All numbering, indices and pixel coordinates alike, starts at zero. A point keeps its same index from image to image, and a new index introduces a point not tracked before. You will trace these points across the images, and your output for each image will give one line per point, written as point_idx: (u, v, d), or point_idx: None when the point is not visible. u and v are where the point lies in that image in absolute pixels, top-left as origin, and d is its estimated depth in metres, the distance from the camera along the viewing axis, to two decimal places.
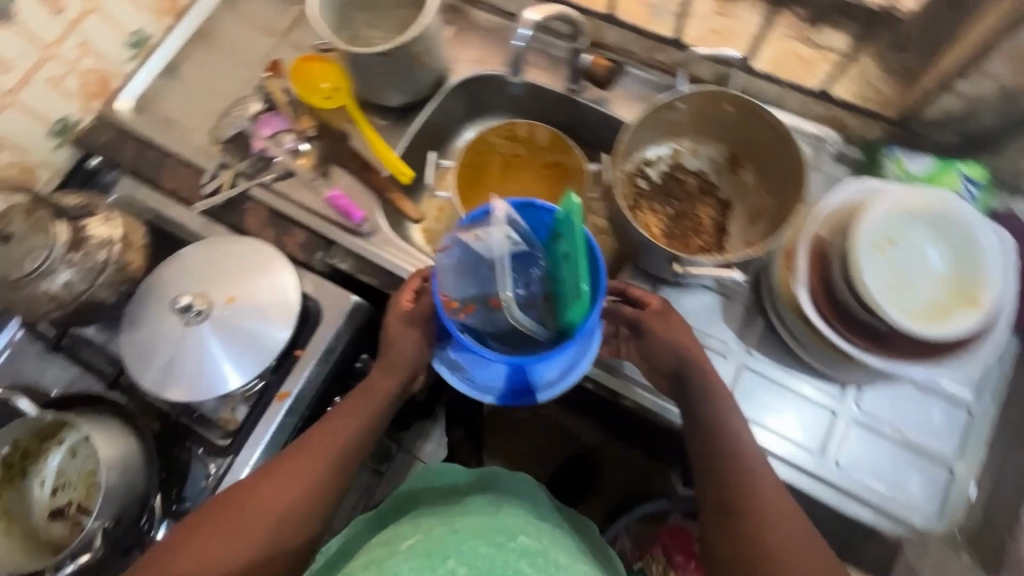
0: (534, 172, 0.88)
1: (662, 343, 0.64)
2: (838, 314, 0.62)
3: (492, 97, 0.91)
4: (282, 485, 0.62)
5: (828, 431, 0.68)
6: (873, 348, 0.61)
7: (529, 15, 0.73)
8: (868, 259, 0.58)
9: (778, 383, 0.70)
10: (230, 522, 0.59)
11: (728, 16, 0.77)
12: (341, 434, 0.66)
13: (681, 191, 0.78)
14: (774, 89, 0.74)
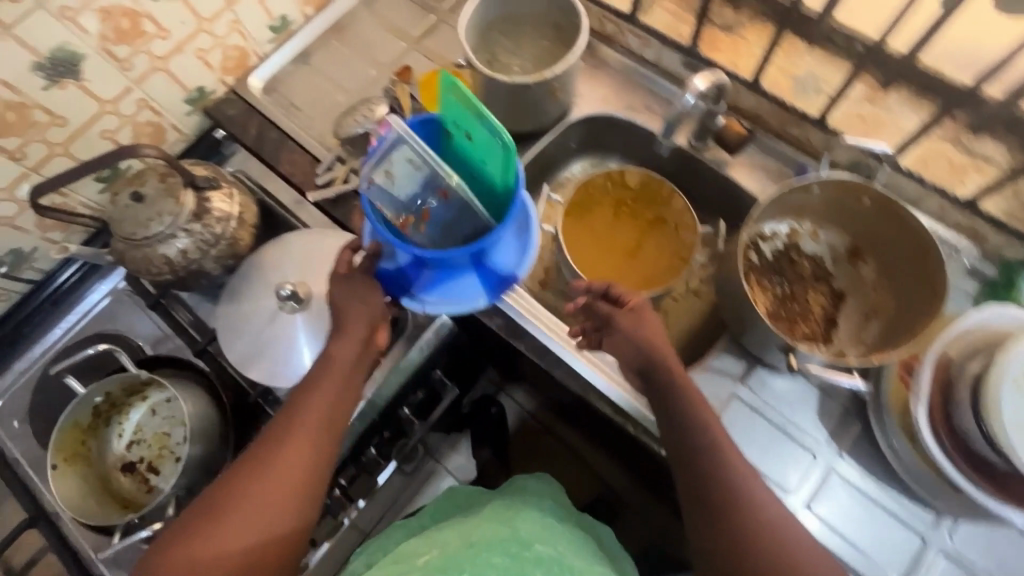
0: (638, 222, 0.86)
1: (630, 340, 0.65)
2: (950, 437, 0.60)
3: (609, 137, 0.91)
4: (269, 468, 0.59)
5: (916, 559, 0.65)
6: (984, 486, 0.58)
7: (698, 84, 0.71)
8: (1007, 392, 0.54)
9: (868, 497, 0.67)
10: (232, 510, 0.56)
11: (877, 104, 0.75)
12: (311, 403, 0.63)
13: (792, 272, 0.76)
14: (918, 189, 0.73)
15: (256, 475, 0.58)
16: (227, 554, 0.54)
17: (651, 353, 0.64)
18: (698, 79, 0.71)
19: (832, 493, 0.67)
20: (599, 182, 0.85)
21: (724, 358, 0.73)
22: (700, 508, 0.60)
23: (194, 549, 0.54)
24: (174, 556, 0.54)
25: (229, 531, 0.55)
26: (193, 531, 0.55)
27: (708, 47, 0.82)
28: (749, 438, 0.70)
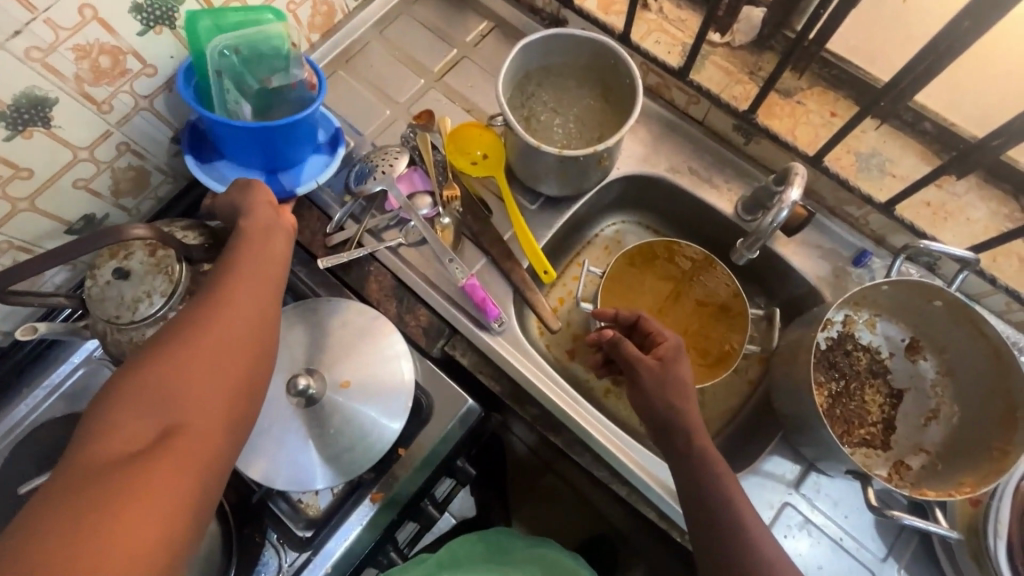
0: (679, 294, 0.80)
1: (645, 398, 0.61)
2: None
3: (648, 196, 0.84)
4: (208, 312, 0.48)
5: None
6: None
7: (794, 194, 0.60)
8: None
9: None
10: (177, 350, 0.45)
11: (943, 189, 0.70)
12: (234, 255, 0.53)
13: (850, 367, 0.70)
14: (985, 287, 0.67)
15: (198, 326, 0.47)
16: (185, 393, 0.43)
17: (692, 432, 0.58)
18: (792, 187, 0.60)
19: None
20: (640, 253, 0.79)
21: (775, 459, 0.69)
22: (715, 539, 0.55)
23: (142, 395, 0.42)
24: (116, 409, 0.42)
25: (182, 367, 0.44)
26: (130, 378, 0.43)
27: (764, 112, 0.75)
28: (798, 544, 0.65)
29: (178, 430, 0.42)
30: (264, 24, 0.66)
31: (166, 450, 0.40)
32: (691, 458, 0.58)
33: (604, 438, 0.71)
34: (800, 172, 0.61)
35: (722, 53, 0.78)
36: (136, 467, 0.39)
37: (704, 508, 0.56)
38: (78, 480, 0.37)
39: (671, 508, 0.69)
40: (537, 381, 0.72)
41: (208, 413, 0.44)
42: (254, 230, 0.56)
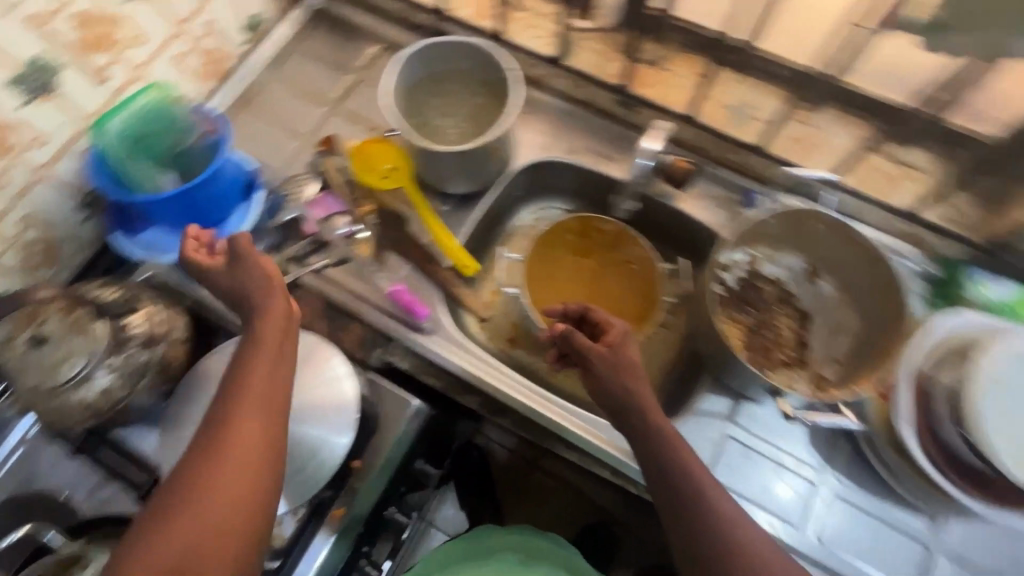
0: (600, 266, 0.85)
1: (605, 389, 0.63)
2: (959, 468, 0.59)
3: (553, 180, 0.88)
4: (223, 435, 0.52)
5: (903, 564, 0.65)
6: (991, 499, 0.57)
7: (647, 144, 0.73)
8: (986, 401, 0.55)
9: (873, 517, 0.67)
10: (198, 478, 0.50)
11: (807, 123, 0.76)
12: (244, 358, 0.56)
13: (759, 299, 0.76)
14: (852, 203, 0.74)
15: (221, 447, 0.51)
16: (206, 523, 0.48)
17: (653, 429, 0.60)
18: (645, 140, 0.73)
19: (844, 526, 0.66)
20: (555, 234, 0.83)
21: (711, 398, 0.73)
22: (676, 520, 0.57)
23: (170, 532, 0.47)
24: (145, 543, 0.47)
25: (201, 496, 0.49)
26: (162, 510, 0.49)
27: (637, 83, 0.81)
28: (741, 469, 0.69)
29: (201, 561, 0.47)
30: (151, 99, 0.72)
31: None
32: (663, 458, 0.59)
33: (550, 410, 0.73)
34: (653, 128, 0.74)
35: None
36: None
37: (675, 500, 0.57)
38: None
39: (621, 462, 0.71)
40: (478, 372, 0.75)
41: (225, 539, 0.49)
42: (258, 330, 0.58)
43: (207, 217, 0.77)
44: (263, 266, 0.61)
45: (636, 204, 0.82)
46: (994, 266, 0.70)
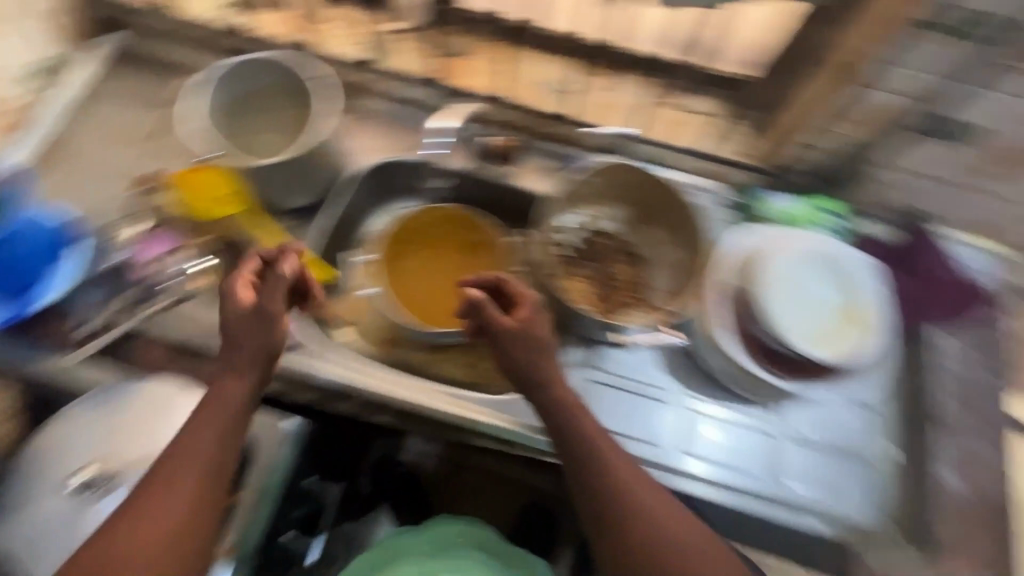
0: (453, 252, 0.85)
1: (506, 357, 0.65)
2: (770, 357, 0.70)
3: (402, 180, 0.86)
4: (156, 519, 0.51)
5: (763, 457, 0.72)
6: (796, 377, 0.69)
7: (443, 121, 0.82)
8: (776, 297, 0.68)
9: (729, 422, 0.74)
10: (143, 501, 0.52)
11: (613, 89, 0.84)
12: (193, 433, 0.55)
13: (597, 253, 0.83)
14: (655, 151, 0.83)
15: (172, 473, 0.53)
16: (139, 547, 0.50)
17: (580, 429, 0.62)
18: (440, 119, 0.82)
19: (706, 435, 0.73)
20: (403, 229, 0.83)
21: (574, 350, 0.77)
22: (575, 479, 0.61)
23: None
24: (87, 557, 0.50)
25: (140, 520, 0.51)
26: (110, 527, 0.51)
27: (451, 74, 0.86)
28: (610, 407, 0.74)
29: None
30: None
31: None
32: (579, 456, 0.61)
33: (425, 394, 0.75)
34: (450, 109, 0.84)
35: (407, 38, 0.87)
36: None
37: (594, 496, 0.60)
38: None
39: (504, 428, 0.75)
40: (350, 376, 0.75)
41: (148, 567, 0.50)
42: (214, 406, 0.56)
43: (19, 283, 0.73)
44: (273, 310, 0.59)
45: (449, 180, 0.86)
46: (781, 183, 0.82)
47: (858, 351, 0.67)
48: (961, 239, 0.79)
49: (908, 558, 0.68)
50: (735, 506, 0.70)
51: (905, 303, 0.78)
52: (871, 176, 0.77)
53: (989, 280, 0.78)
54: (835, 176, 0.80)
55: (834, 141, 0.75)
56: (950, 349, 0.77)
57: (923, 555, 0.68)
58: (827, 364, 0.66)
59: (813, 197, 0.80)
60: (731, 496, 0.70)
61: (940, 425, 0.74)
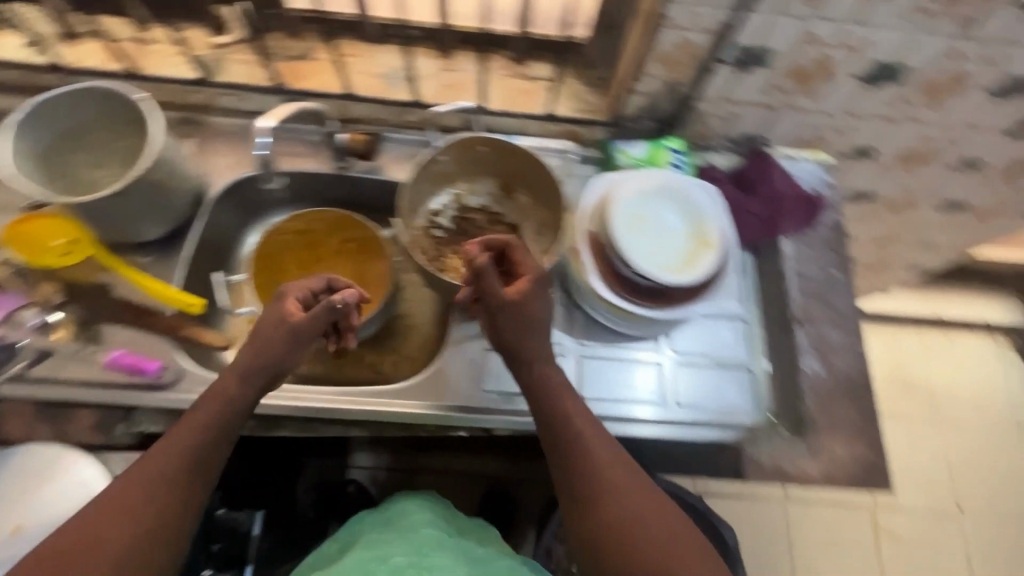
0: (330, 256, 0.84)
1: (498, 330, 0.64)
2: (631, 289, 0.74)
3: (263, 198, 0.89)
4: (121, 525, 0.50)
5: (655, 385, 0.79)
6: (660, 304, 0.74)
7: (265, 122, 0.73)
8: (629, 234, 0.72)
9: (615, 360, 0.80)
10: (132, 477, 0.53)
11: (453, 69, 0.86)
12: (184, 438, 0.56)
13: (473, 228, 0.86)
14: (514, 121, 0.87)
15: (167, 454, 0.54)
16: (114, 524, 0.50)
17: (563, 416, 0.62)
18: (263, 117, 0.73)
19: (594, 375, 0.79)
20: (271, 242, 0.81)
21: (464, 325, 0.82)
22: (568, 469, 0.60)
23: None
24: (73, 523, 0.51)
25: (126, 494, 0.52)
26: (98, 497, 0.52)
27: (295, 79, 0.85)
28: (506, 374, 0.79)
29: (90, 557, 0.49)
30: None
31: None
32: (566, 445, 0.60)
33: (325, 403, 0.76)
34: (276, 108, 0.74)
35: (236, 49, 0.85)
36: None
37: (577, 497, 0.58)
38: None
39: (412, 416, 0.77)
40: None
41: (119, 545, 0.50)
42: (211, 417, 0.58)
43: None
44: (286, 313, 0.62)
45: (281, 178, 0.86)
46: (624, 132, 0.88)
47: (708, 270, 0.71)
48: (799, 155, 0.91)
49: (783, 439, 0.77)
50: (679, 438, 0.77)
51: (764, 222, 0.85)
52: (704, 112, 0.84)
53: (820, 187, 0.89)
54: (670, 118, 0.85)
55: (650, 85, 0.80)
56: (797, 254, 0.86)
57: (796, 434, 0.77)
58: (685, 286, 0.71)
59: (660, 138, 0.87)
60: (623, 425, 0.77)
61: (801, 322, 0.81)
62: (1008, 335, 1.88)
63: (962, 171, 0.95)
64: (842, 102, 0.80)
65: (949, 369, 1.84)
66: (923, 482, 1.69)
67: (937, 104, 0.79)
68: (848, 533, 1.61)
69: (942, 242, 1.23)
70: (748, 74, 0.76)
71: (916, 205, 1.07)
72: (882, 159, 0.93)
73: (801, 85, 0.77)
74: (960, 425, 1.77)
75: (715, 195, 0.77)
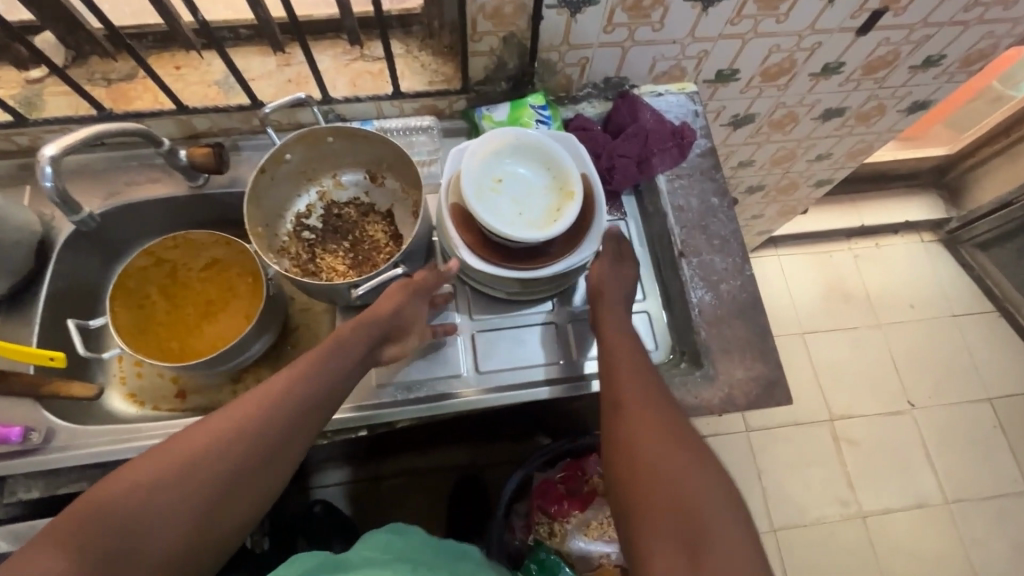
0: (201, 278, 0.82)
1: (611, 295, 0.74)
2: (495, 253, 0.72)
3: (123, 232, 0.85)
4: (234, 441, 0.56)
5: (552, 345, 0.79)
6: (536, 263, 0.72)
7: (48, 151, 0.64)
8: (484, 200, 0.70)
9: (505, 329, 0.80)
10: (246, 404, 0.59)
11: (292, 64, 0.83)
12: (299, 387, 0.61)
13: (345, 223, 0.85)
14: (366, 105, 0.83)
15: (280, 393, 0.60)
16: (224, 442, 0.56)
17: (613, 350, 0.70)
18: (48, 146, 0.64)
19: (486, 347, 0.79)
20: (130, 278, 0.77)
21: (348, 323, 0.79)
22: (616, 417, 0.64)
23: (110, 520, 0.50)
24: (192, 430, 0.57)
25: (238, 417, 0.58)
26: (212, 418, 0.58)
27: (123, 102, 0.79)
28: (407, 361, 0.78)
29: (198, 465, 0.54)
30: None
31: (181, 480, 0.53)
32: (624, 388, 0.65)
33: None
34: (66, 134, 0.65)
35: (53, 83, 0.80)
36: (161, 481, 0.53)
37: (616, 410, 0.64)
38: (134, 469, 0.53)
39: None
40: (117, 444, 0.68)
41: (224, 461, 0.55)
42: (321, 369, 0.63)
43: None
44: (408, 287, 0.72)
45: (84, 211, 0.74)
46: (481, 98, 0.86)
47: (568, 220, 0.69)
48: (664, 90, 0.90)
49: (682, 371, 0.77)
50: (583, 392, 0.77)
51: (637, 163, 0.85)
52: (554, 62, 0.82)
53: (689, 117, 0.89)
54: (523, 74, 0.83)
55: (489, 43, 0.77)
56: (676, 189, 0.85)
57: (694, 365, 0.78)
58: (551, 238, 0.69)
59: (522, 97, 0.85)
60: (520, 391, 0.77)
61: (687, 254, 0.81)
62: (932, 230, 1.94)
63: (826, 76, 0.96)
64: (685, 28, 0.79)
65: (882, 273, 1.89)
66: (874, 386, 1.75)
67: (777, 13, 0.79)
68: (810, 448, 1.66)
69: (836, 151, 1.24)
70: (581, 15, 0.74)
71: (796, 119, 1.08)
72: (746, 78, 0.93)
73: (638, 17, 0.76)
74: (900, 325, 1.83)
75: (571, 144, 0.76)
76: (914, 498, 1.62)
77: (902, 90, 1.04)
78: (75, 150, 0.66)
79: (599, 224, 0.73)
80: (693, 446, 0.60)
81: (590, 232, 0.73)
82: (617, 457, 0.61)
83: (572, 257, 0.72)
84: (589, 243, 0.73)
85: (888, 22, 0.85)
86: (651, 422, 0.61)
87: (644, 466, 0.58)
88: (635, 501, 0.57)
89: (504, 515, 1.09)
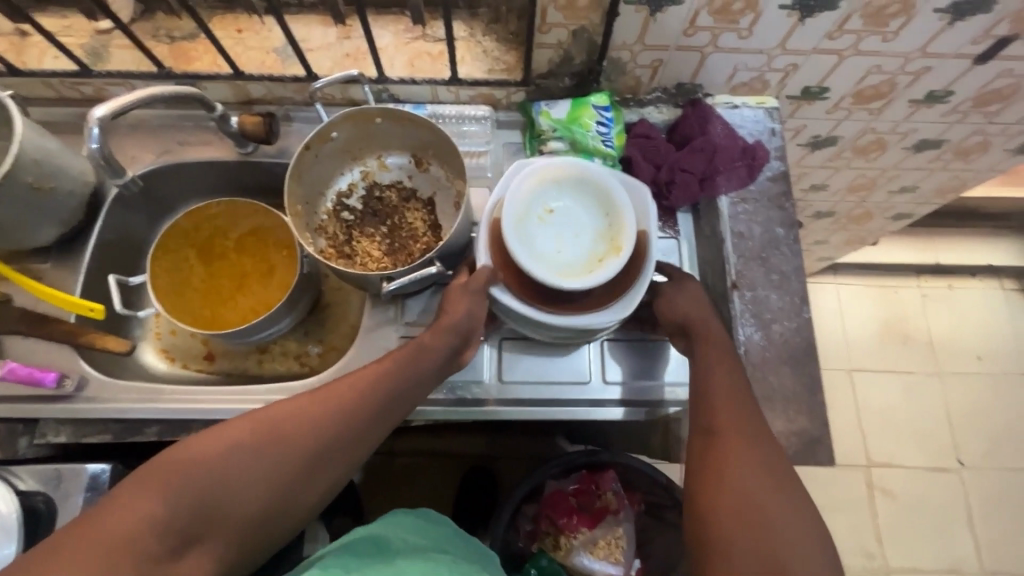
0: (237, 246, 0.82)
1: (703, 319, 0.68)
2: (515, 281, 0.68)
3: (172, 190, 0.86)
4: (317, 430, 0.59)
5: (587, 363, 0.76)
6: (555, 309, 0.67)
7: (98, 112, 0.64)
8: (524, 227, 0.68)
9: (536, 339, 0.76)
10: (333, 394, 0.61)
11: (351, 38, 0.80)
12: (378, 389, 0.62)
13: (385, 206, 0.83)
14: (422, 88, 0.80)
15: (364, 392, 0.61)
16: (307, 429, 0.58)
17: (713, 367, 0.64)
18: (98, 107, 0.64)
19: (512, 358, 0.76)
20: (171, 241, 0.79)
21: (375, 311, 0.77)
22: (710, 456, 0.59)
23: (198, 477, 0.52)
24: (282, 407, 0.59)
25: (322, 408, 0.60)
26: (302, 400, 0.60)
27: (184, 61, 0.79)
28: None
29: (281, 446, 0.57)
30: None
31: (265, 457, 0.56)
32: (721, 426, 0.60)
33: (218, 400, 0.71)
34: (117, 97, 0.66)
35: (120, 36, 0.80)
36: (247, 452, 0.55)
37: (714, 443, 0.60)
38: (226, 432, 0.56)
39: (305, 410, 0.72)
40: (143, 403, 0.70)
41: (303, 446, 0.58)
42: (404, 373, 0.64)
43: None
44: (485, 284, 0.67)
45: (127, 175, 0.76)
46: (541, 91, 0.81)
47: (599, 278, 0.64)
48: (741, 102, 0.83)
49: None
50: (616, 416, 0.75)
51: (699, 180, 0.78)
52: (624, 61, 0.76)
53: (765, 135, 0.81)
54: (589, 72, 0.78)
55: (558, 36, 0.72)
56: (738, 214, 0.79)
57: None
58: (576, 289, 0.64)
59: (585, 95, 0.80)
60: (540, 407, 0.74)
61: (742, 287, 0.75)
62: (1016, 278, 1.76)
63: (929, 105, 0.85)
64: (776, 38, 0.71)
65: (950, 319, 1.74)
66: (921, 437, 1.63)
67: (885, 31, 0.70)
68: (840, 491, 1.57)
69: (923, 186, 1.13)
70: (662, 14, 0.68)
71: (884, 147, 0.98)
72: (836, 98, 0.84)
73: (724, 22, 0.69)
74: (961, 376, 1.69)
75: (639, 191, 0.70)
76: (948, 562, 1.51)
77: (1015, 127, 0.92)
78: (124, 114, 0.66)
79: (633, 297, 0.67)
80: (797, 508, 0.55)
81: (621, 299, 0.67)
82: (698, 484, 0.58)
83: (591, 317, 0.66)
84: (618, 307, 0.67)
85: (1014, 52, 0.74)
86: (750, 473, 0.57)
87: (728, 507, 0.55)
88: (718, 545, 0.54)
89: (512, 512, 1.01)
